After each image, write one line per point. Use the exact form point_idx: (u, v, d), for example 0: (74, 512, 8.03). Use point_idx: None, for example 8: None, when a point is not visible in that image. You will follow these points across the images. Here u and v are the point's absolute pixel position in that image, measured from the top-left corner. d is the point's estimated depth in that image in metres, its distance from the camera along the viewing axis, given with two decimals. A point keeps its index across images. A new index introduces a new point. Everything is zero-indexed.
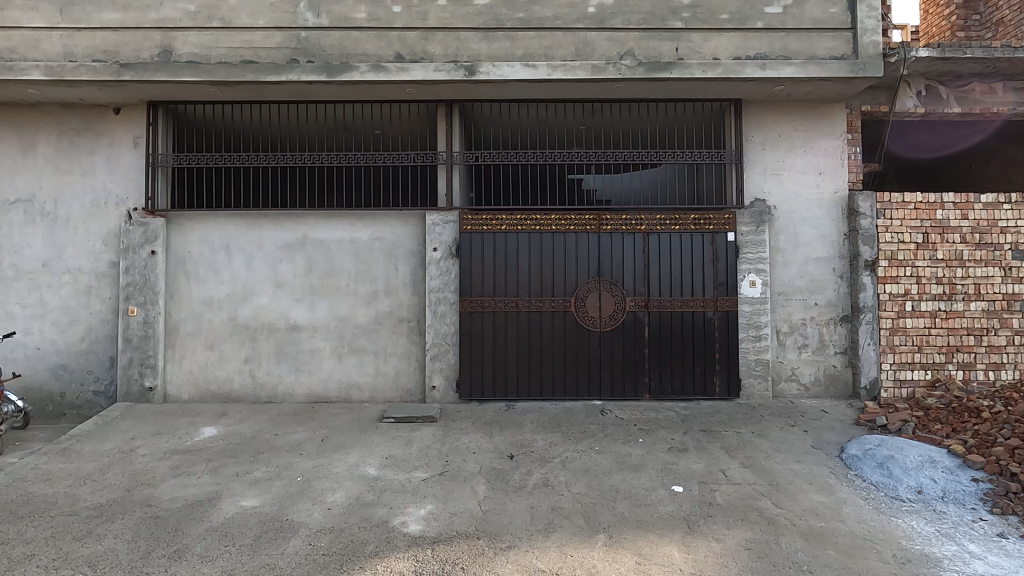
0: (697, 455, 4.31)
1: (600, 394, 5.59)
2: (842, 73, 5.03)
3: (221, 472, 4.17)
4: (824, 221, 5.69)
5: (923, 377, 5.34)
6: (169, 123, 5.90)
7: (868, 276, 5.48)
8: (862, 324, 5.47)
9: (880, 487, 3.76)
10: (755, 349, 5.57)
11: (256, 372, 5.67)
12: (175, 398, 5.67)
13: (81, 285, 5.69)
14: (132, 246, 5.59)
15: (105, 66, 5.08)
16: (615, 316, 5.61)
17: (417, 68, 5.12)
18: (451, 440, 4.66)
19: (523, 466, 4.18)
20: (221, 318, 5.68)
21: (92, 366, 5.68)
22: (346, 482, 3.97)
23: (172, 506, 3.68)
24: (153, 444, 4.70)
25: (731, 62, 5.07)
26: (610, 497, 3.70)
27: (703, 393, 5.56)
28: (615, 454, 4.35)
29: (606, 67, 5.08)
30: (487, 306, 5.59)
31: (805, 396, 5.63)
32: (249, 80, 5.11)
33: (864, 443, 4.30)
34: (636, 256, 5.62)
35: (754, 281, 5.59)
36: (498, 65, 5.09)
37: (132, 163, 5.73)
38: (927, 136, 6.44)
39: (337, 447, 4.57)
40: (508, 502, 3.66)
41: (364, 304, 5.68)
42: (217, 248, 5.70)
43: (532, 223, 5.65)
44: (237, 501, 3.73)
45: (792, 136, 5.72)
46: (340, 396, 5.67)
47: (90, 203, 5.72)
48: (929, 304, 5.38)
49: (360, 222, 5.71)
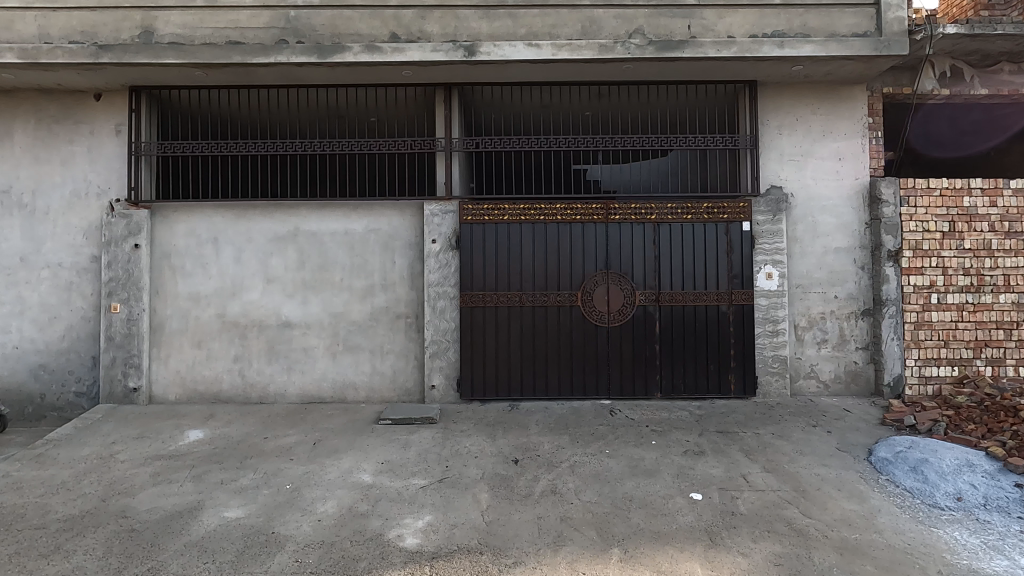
0: (715, 459, 4.02)
1: (609, 394, 5.30)
2: (865, 51, 4.72)
3: (205, 480, 3.89)
4: (844, 210, 5.38)
5: (950, 373, 5.07)
6: (153, 109, 5.59)
7: (891, 267, 5.18)
8: (885, 318, 5.17)
9: (916, 493, 3.47)
10: (772, 345, 5.28)
11: (246, 372, 5.39)
12: (161, 399, 5.39)
13: (62, 281, 5.40)
14: (115, 239, 5.30)
15: (82, 48, 4.77)
16: (624, 311, 5.31)
17: (414, 49, 4.80)
18: (452, 443, 4.37)
19: (529, 472, 3.89)
20: (209, 315, 5.39)
21: (74, 366, 5.39)
22: (338, 491, 3.68)
23: (149, 518, 3.40)
24: (134, 449, 4.41)
25: (748, 40, 4.76)
26: (624, 506, 3.42)
27: (718, 391, 5.28)
28: (627, 457, 4.06)
29: (615, 46, 4.77)
30: (489, 300, 5.30)
31: (825, 394, 5.34)
32: (235, 62, 4.81)
33: (894, 446, 4.02)
34: (645, 248, 5.33)
35: (771, 273, 5.30)
36: (499, 44, 4.78)
37: (114, 152, 5.44)
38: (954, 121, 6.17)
39: (329, 452, 4.28)
40: (513, 513, 3.37)
41: (359, 299, 5.39)
42: (205, 242, 5.41)
43: (536, 213, 5.35)
44: (221, 513, 3.45)
45: (810, 120, 5.41)
46: (335, 396, 5.39)
47: (70, 194, 5.42)
48: (956, 296, 5.09)
49: (354, 213, 5.42)
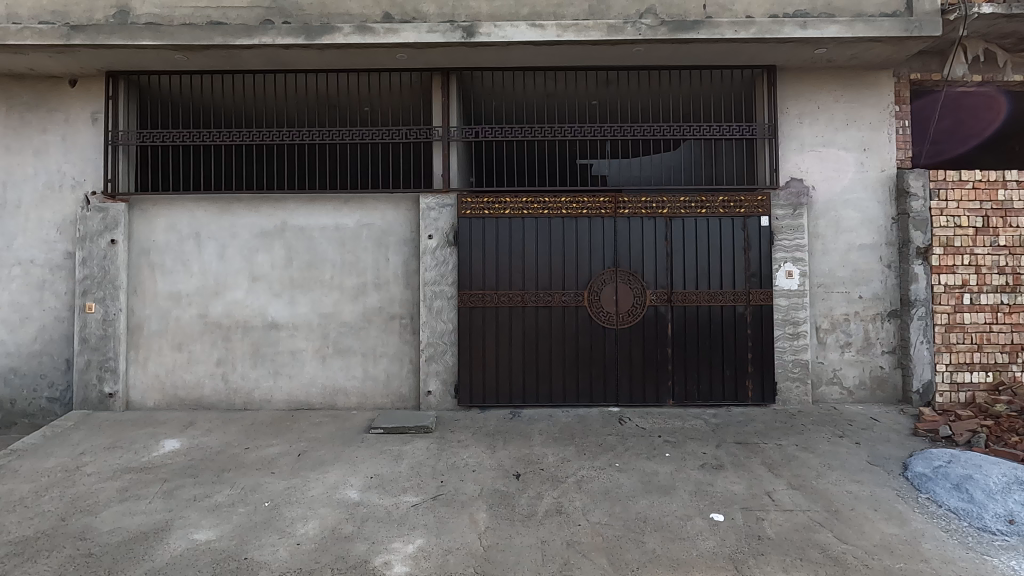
0: (735, 474, 3.67)
1: (618, 401, 4.95)
2: (895, 32, 4.36)
3: (176, 497, 3.54)
4: (869, 204, 5.03)
5: (984, 380, 4.70)
6: (132, 97, 5.26)
7: (920, 266, 4.82)
8: (914, 320, 4.82)
9: (961, 515, 3.11)
10: (792, 348, 4.94)
11: (229, 377, 5.05)
12: (138, 406, 5.06)
13: (34, 279, 5.07)
14: (90, 235, 4.97)
15: (53, 29, 4.44)
16: (634, 312, 4.97)
17: (408, 29, 4.47)
18: (448, 455, 4.03)
19: (531, 488, 3.54)
20: (190, 315, 5.06)
21: (46, 370, 5.06)
22: (321, 510, 3.33)
23: (110, 540, 3.06)
24: (104, 460, 4.07)
25: (768, 20, 4.41)
26: (636, 528, 3.07)
27: (734, 399, 4.93)
28: (640, 472, 3.71)
29: (625, 26, 4.42)
30: (489, 300, 4.96)
31: (849, 401, 4.99)
32: (217, 44, 4.48)
33: (932, 459, 3.66)
34: (657, 244, 4.99)
35: (791, 271, 4.95)
36: (500, 25, 4.44)
37: (90, 142, 5.12)
38: (954, 116, 5.82)
39: (315, 464, 3.94)
40: (514, 537, 3.02)
41: (350, 299, 5.05)
42: (186, 238, 5.08)
43: (538, 206, 5.01)
44: (189, 535, 3.10)
45: (832, 108, 5.07)
46: (324, 403, 5.05)
47: (42, 186, 5.09)
48: (991, 297, 4.72)
49: (345, 207, 5.08)
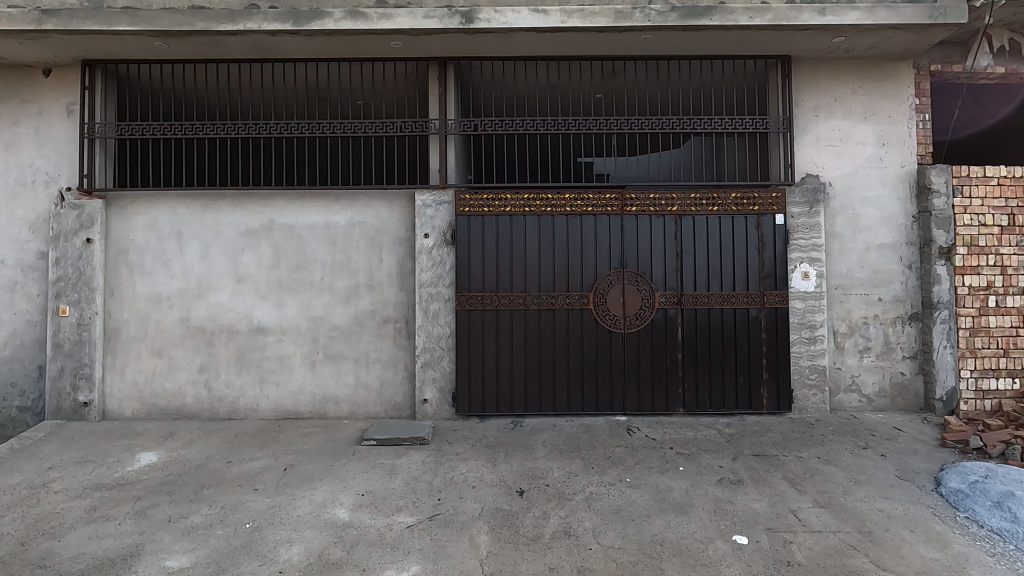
0: (756, 491, 3.40)
1: (626, 410, 4.68)
2: (918, 18, 4.12)
3: (149, 518, 3.24)
4: (889, 201, 4.78)
5: (1010, 387, 4.47)
6: (110, 87, 4.97)
7: (942, 266, 4.58)
8: (936, 323, 4.58)
9: (1007, 536, 2.84)
10: (809, 353, 4.68)
11: (213, 384, 4.75)
12: (115, 415, 4.75)
13: (4, 281, 4.77)
14: (65, 233, 4.67)
15: (23, 13, 4.15)
16: (643, 315, 4.70)
17: (403, 15, 4.20)
18: (446, 469, 3.75)
19: (537, 507, 3.26)
20: (171, 319, 4.76)
21: (18, 378, 4.76)
22: (307, 532, 3.05)
23: (71, 569, 2.76)
24: (73, 476, 3.77)
25: (784, 6, 4.16)
26: (653, 553, 2.80)
27: (748, 407, 4.67)
28: (653, 488, 3.44)
29: (633, 12, 4.16)
30: (488, 302, 4.69)
31: (868, 409, 4.73)
32: (199, 29, 4.20)
33: (967, 474, 3.40)
34: (666, 243, 4.73)
35: (808, 272, 4.70)
36: (501, 10, 4.18)
37: (66, 135, 4.82)
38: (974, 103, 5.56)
39: (301, 480, 3.65)
40: (519, 564, 2.74)
41: (342, 302, 4.77)
42: (167, 237, 4.78)
43: (542, 204, 4.74)
44: (160, 562, 2.81)
45: (850, 101, 4.84)
46: (314, 412, 4.76)
47: (14, 182, 4.79)
48: (1018, 299, 4.49)
49: (336, 203, 4.80)
